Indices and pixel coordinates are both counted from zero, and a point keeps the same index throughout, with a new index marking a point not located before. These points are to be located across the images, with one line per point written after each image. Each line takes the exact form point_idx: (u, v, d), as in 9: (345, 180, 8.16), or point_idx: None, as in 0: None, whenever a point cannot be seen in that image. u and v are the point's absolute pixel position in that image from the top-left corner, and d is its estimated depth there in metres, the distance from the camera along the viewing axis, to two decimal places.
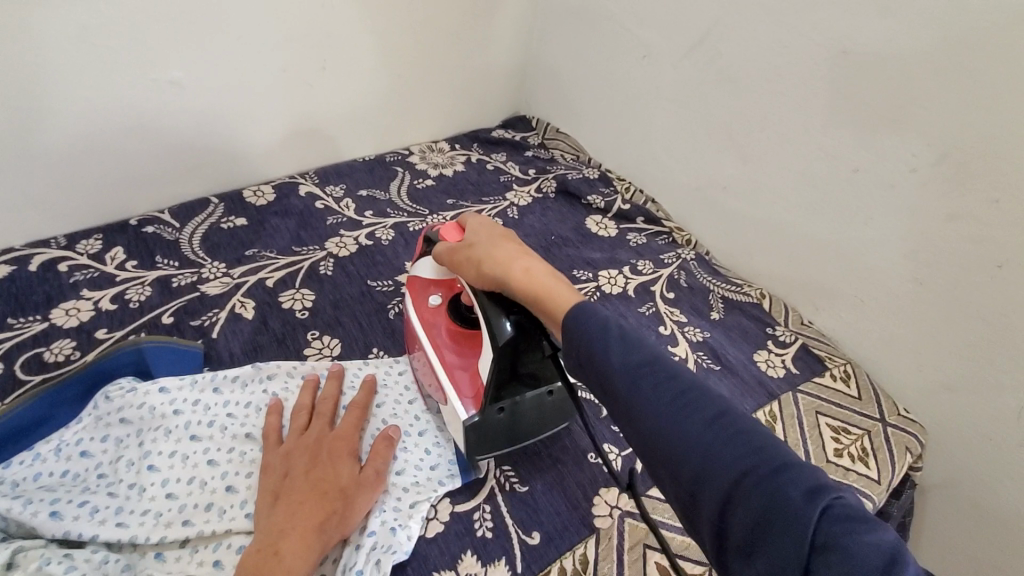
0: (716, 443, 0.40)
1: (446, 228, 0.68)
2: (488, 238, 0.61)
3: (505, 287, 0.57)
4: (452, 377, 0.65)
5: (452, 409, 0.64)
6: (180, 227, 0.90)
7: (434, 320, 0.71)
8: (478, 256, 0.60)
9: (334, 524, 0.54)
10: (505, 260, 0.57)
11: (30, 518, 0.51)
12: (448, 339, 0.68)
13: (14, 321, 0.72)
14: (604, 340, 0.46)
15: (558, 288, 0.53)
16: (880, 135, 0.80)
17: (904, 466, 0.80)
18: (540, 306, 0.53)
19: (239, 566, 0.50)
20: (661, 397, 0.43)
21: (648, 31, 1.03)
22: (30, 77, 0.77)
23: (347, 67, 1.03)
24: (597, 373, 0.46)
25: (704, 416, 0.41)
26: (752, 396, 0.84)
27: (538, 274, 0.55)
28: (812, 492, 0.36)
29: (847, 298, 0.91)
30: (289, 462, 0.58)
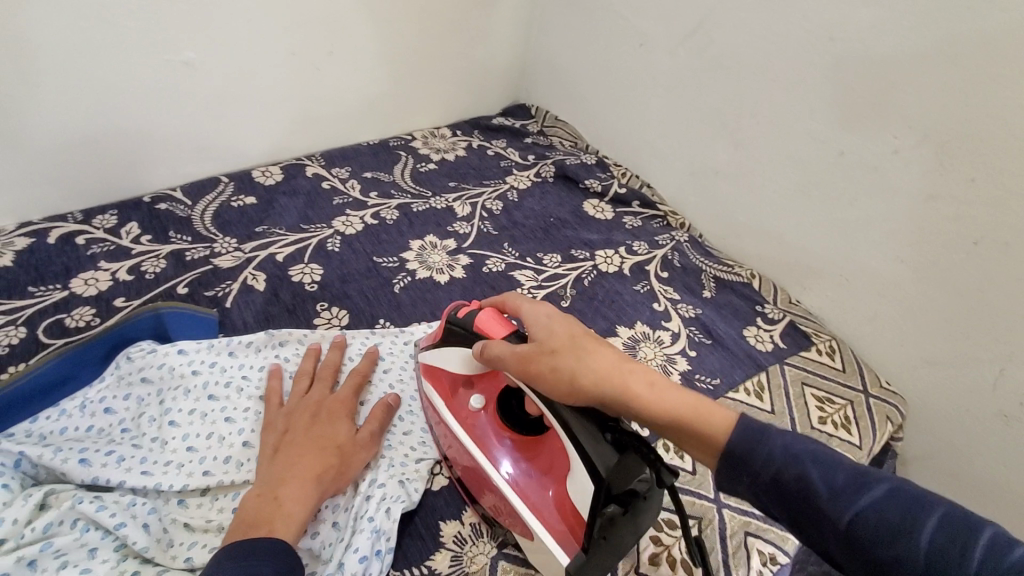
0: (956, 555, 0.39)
1: (484, 318, 0.62)
2: (574, 341, 0.56)
3: (619, 405, 0.54)
4: (536, 506, 0.56)
5: (543, 547, 0.56)
6: (192, 204, 0.93)
7: (485, 427, 0.63)
8: (571, 367, 0.54)
9: (331, 477, 0.58)
10: (612, 372, 0.54)
11: (60, 464, 0.54)
12: (511, 450, 0.61)
13: (34, 289, 0.75)
14: (803, 465, 0.46)
15: (696, 406, 0.53)
16: (864, 119, 0.84)
17: (883, 433, 0.85)
18: (683, 429, 0.52)
19: (240, 509, 0.54)
20: (874, 514, 0.42)
21: (644, 19, 1.06)
22: (49, 55, 0.80)
23: (353, 52, 1.06)
24: (798, 496, 0.45)
25: (929, 527, 0.41)
26: (741, 368, 0.88)
27: (660, 387, 0.54)
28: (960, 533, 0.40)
29: (833, 277, 0.95)
30: (291, 420, 0.62)
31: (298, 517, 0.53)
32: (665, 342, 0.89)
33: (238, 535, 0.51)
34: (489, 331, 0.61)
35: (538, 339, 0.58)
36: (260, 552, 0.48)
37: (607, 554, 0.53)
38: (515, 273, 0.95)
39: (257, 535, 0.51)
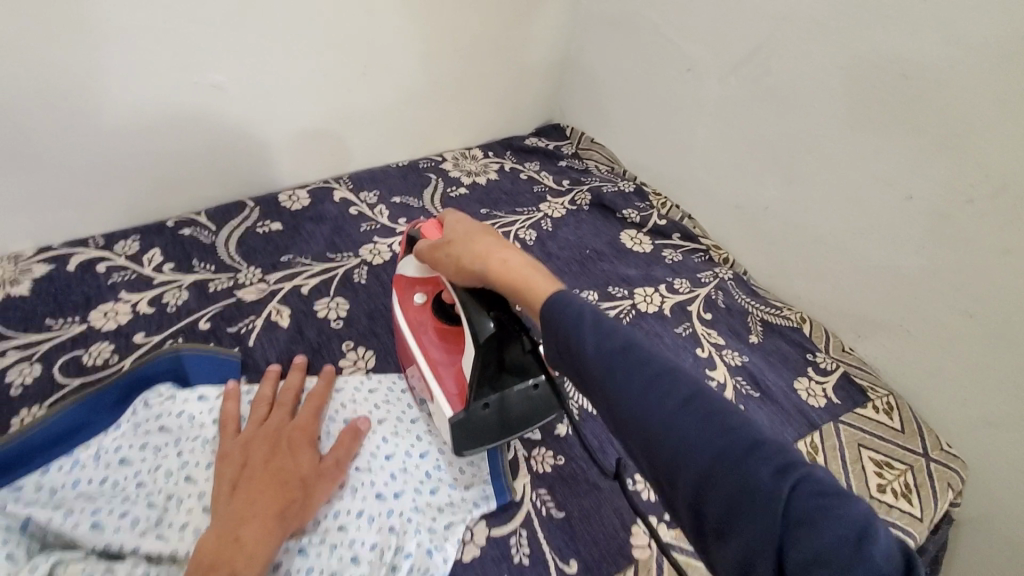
0: (687, 422, 0.39)
1: (425, 224, 0.67)
2: (462, 231, 0.60)
3: (482, 279, 0.57)
4: (438, 376, 0.64)
5: (438, 408, 0.63)
6: (217, 230, 0.89)
7: (419, 317, 0.69)
8: (452, 250, 0.59)
9: (294, 514, 0.54)
10: (479, 251, 0.57)
11: (70, 529, 0.51)
12: (432, 334, 0.68)
13: (52, 322, 0.72)
14: (630, 373, 0.42)
15: (533, 280, 0.52)
16: (936, 162, 0.77)
17: (946, 503, 0.78)
18: (520, 297, 0.52)
19: (195, 554, 0.48)
20: (635, 378, 0.41)
21: (693, 44, 1.01)
22: (75, 78, 0.77)
23: (385, 73, 1.02)
24: (576, 357, 0.44)
25: (676, 395, 0.40)
26: (792, 425, 0.82)
27: (516, 263, 0.54)
28: (779, 470, 0.35)
29: (893, 328, 0.88)
30: (248, 452, 0.58)
31: (260, 558, 0.49)
32: None
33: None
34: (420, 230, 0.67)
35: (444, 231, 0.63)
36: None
37: (485, 416, 0.60)
38: None
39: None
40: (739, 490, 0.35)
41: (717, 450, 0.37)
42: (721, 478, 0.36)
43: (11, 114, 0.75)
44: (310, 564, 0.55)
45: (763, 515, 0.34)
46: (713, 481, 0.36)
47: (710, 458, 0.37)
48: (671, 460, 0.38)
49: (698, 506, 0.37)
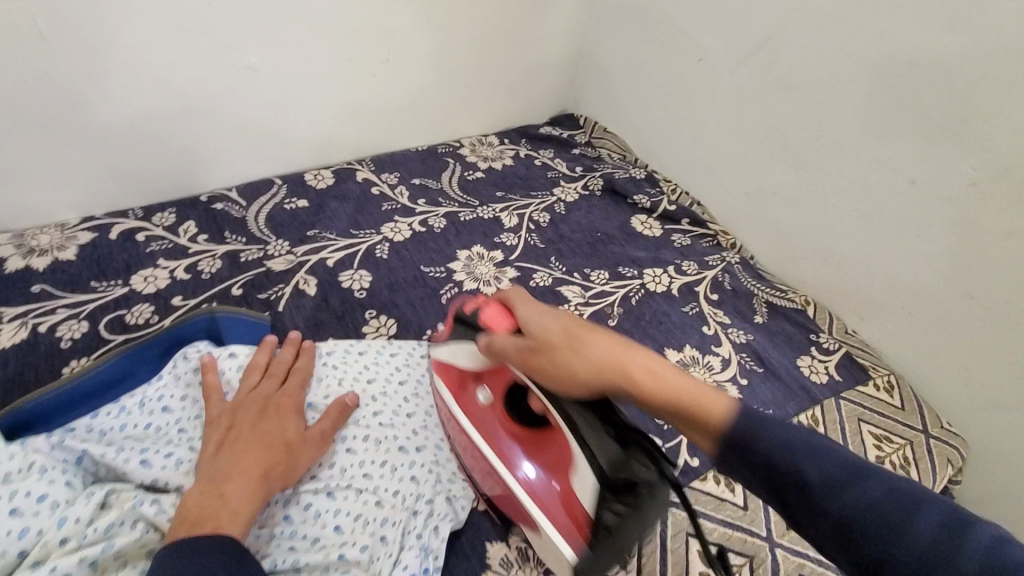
0: (851, 482, 0.41)
1: (491, 314, 0.59)
2: (568, 336, 0.54)
3: (621, 391, 0.52)
4: (540, 499, 0.58)
5: (551, 542, 0.57)
6: (247, 205, 0.94)
7: (491, 423, 0.64)
8: (566, 359, 0.53)
9: (278, 474, 0.55)
10: (610, 359, 0.52)
11: (122, 464, 0.56)
12: (514, 443, 0.62)
13: (96, 284, 0.77)
14: (786, 449, 0.43)
15: (695, 392, 0.49)
16: (939, 148, 0.80)
17: (944, 477, 0.81)
18: (683, 416, 0.49)
19: (181, 506, 0.50)
20: (823, 473, 0.42)
21: (705, 34, 1.04)
22: (118, 56, 0.82)
23: (408, 59, 1.06)
24: (762, 464, 0.44)
25: (868, 484, 0.40)
26: (794, 400, 0.85)
27: (661, 371, 0.51)
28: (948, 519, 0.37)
29: (895, 309, 0.91)
30: (237, 416, 0.59)
31: (245, 512, 0.50)
32: (715, 369, 0.87)
33: (177, 534, 0.47)
34: (488, 321, 0.59)
35: (535, 334, 0.55)
36: (204, 550, 0.45)
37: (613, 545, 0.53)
38: (563, 288, 0.94)
39: (200, 531, 0.47)
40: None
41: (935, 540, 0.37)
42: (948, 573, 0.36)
43: (62, 90, 0.80)
44: (336, 505, 0.59)
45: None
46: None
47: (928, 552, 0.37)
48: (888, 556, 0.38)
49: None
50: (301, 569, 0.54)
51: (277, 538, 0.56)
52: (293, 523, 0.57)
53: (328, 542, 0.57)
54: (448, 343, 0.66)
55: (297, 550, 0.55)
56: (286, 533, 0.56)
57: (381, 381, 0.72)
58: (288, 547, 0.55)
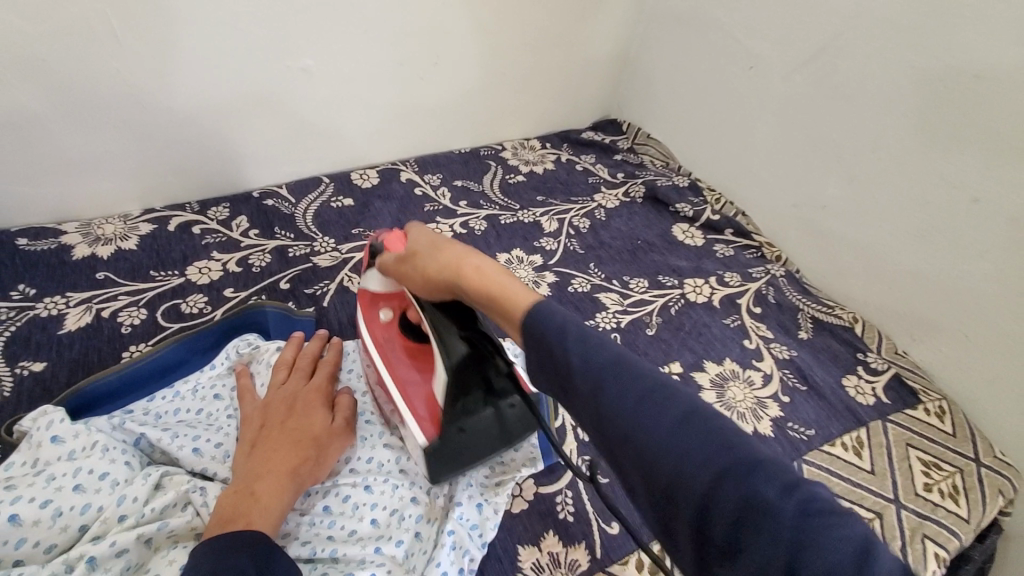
0: (679, 440, 0.34)
1: (390, 238, 0.62)
2: (431, 242, 0.55)
3: (458, 291, 0.50)
4: (408, 398, 0.60)
5: (410, 434, 0.59)
6: (296, 202, 0.97)
7: (388, 339, 0.65)
8: (424, 265, 0.54)
9: (308, 471, 0.56)
10: (449, 262, 0.51)
11: (176, 450, 0.57)
12: (403, 356, 0.64)
13: (155, 273, 0.81)
14: (605, 379, 0.37)
15: (507, 286, 0.45)
16: (1009, 166, 0.76)
17: (997, 509, 0.77)
18: (493, 310, 0.46)
19: (216, 507, 0.50)
20: (629, 408, 0.35)
21: (759, 42, 1.02)
22: (182, 54, 0.85)
23: (455, 62, 1.08)
24: (558, 370, 0.38)
25: (663, 413, 0.35)
26: (839, 420, 0.82)
27: (489, 270, 0.48)
28: (786, 487, 0.32)
29: (950, 331, 0.87)
30: (267, 413, 0.60)
31: (274, 511, 0.51)
32: (755, 384, 0.85)
33: (211, 533, 0.48)
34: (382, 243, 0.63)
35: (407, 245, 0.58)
36: (238, 545, 0.45)
37: (463, 442, 0.57)
38: (601, 295, 0.93)
39: (233, 528, 0.48)
40: (746, 516, 0.31)
41: (721, 471, 0.32)
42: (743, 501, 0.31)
43: (132, 84, 0.84)
44: (373, 499, 0.60)
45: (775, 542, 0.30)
46: (718, 513, 0.31)
47: (713, 497, 0.32)
48: (672, 485, 0.33)
49: (702, 536, 0.32)
50: (338, 559, 0.55)
51: (314, 526, 0.57)
52: (331, 513, 0.58)
53: (363, 535, 0.57)
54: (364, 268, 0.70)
55: (335, 540, 0.57)
56: (325, 523, 0.57)
57: None
58: (326, 537, 0.56)
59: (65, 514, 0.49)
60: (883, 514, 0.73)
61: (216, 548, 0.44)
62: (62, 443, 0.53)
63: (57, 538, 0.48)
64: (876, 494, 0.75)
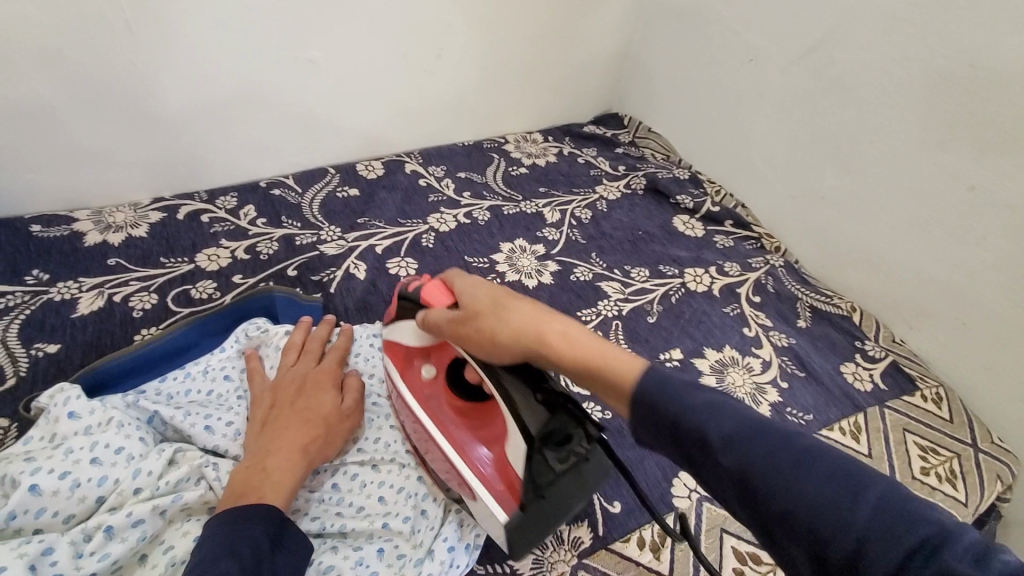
0: (848, 512, 0.35)
1: (430, 290, 0.60)
2: (494, 302, 0.54)
3: (540, 358, 0.51)
4: (475, 466, 0.57)
5: (484, 506, 0.55)
6: (302, 192, 0.99)
7: (435, 398, 0.63)
8: (493, 327, 0.53)
9: (319, 448, 0.57)
10: (530, 328, 0.52)
11: (188, 427, 0.59)
12: (453, 415, 0.61)
13: (166, 260, 0.82)
14: (751, 452, 0.39)
15: (606, 354, 0.48)
16: (1006, 155, 0.77)
17: (993, 493, 0.78)
18: (593, 380, 0.48)
19: (229, 480, 0.52)
20: (781, 480, 0.37)
21: (759, 35, 1.03)
22: (191, 45, 0.86)
23: (459, 55, 1.09)
24: (692, 438, 0.41)
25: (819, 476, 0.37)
26: (837, 405, 0.84)
27: (579, 339, 0.50)
28: (975, 555, 0.32)
29: (947, 319, 0.88)
30: (277, 393, 0.61)
31: (286, 485, 0.52)
32: (755, 370, 0.86)
33: (225, 505, 0.49)
34: (424, 296, 0.60)
35: (465, 304, 0.56)
36: (250, 517, 0.47)
37: (546, 510, 0.53)
38: (602, 283, 0.95)
39: (245, 501, 0.49)
40: None
41: (902, 542, 0.33)
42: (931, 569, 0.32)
43: (142, 75, 0.86)
44: (381, 478, 0.62)
45: None
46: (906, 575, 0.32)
47: (897, 560, 0.33)
48: (848, 559, 0.34)
49: None
50: (347, 534, 0.57)
51: (323, 502, 0.58)
52: (339, 491, 0.60)
53: (371, 511, 0.59)
54: (392, 323, 0.65)
55: (343, 516, 0.58)
56: (334, 499, 0.59)
57: None
58: (334, 512, 0.58)
59: (82, 485, 0.50)
60: None
61: (230, 523, 0.46)
62: (79, 418, 0.55)
63: (75, 508, 0.50)
64: None
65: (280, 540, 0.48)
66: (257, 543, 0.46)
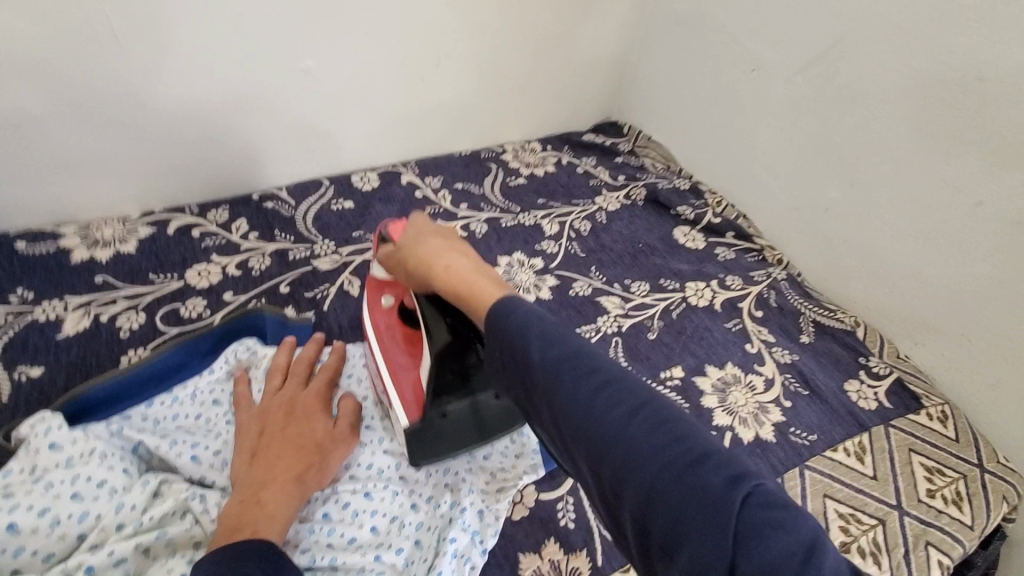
0: (633, 437, 0.37)
1: (388, 225, 0.65)
2: (415, 233, 0.58)
3: (431, 285, 0.54)
4: (397, 381, 0.64)
5: (395, 415, 0.63)
6: (296, 205, 0.97)
7: (386, 323, 0.69)
8: (406, 256, 0.57)
9: (313, 476, 0.55)
10: (428, 255, 0.54)
11: (174, 457, 0.57)
12: (398, 340, 0.67)
13: (154, 276, 0.80)
14: (560, 376, 0.40)
15: (475, 285, 0.49)
16: (1014, 170, 0.76)
17: (1000, 515, 0.76)
18: (460, 303, 0.50)
19: (222, 516, 0.50)
20: (585, 402, 0.39)
21: (761, 44, 1.02)
22: (181, 55, 0.85)
23: (456, 64, 1.07)
24: (517, 360, 0.42)
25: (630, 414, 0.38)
26: (841, 425, 0.82)
27: (461, 270, 0.51)
28: (731, 479, 0.35)
29: (953, 337, 0.87)
30: (265, 421, 0.59)
31: (281, 517, 0.50)
32: (757, 389, 0.84)
33: (218, 544, 0.47)
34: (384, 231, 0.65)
35: (398, 237, 0.60)
36: (245, 551, 0.45)
37: (445, 426, 0.62)
38: (602, 298, 0.93)
39: (241, 537, 0.47)
40: (688, 499, 0.34)
41: (668, 464, 0.36)
42: (686, 487, 0.35)
43: (131, 87, 0.84)
44: (373, 506, 0.59)
45: (715, 528, 0.33)
46: (663, 493, 0.35)
47: (659, 479, 0.35)
48: (620, 477, 0.36)
49: (647, 524, 0.35)
50: (338, 568, 0.54)
51: (314, 533, 0.56)
52: (331, 521, 0.57)
53: (364, 542, 0.57)
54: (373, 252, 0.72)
55: (334, 548, 0.56)
56: (324, 530, 0.57)
57: None
58: (325, 544, 0.56)
59: (63, 522, 0.49)
60: (886, 521, 0.72)
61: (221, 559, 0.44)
62: (59, 450, 0.53)
63: (55, 546, 0.48)
64: (880, 501, 0.74)
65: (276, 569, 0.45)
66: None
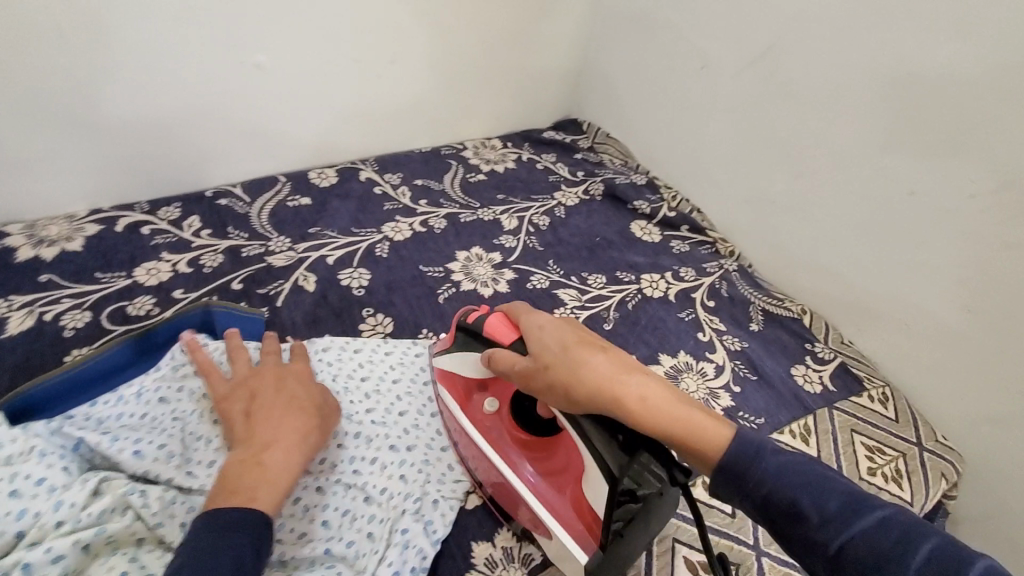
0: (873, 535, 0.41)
1: (497, 325, 0.61)
2: (566, 351, 0.55)
3: (614, 415, 0.53)
4: (549, 502, 0.60)
5: (560, 544, 0.59)
6: (250, 202, 0.96)
7: (497, 430, 0.65)
8: (564, 378, 0.54)
9: (315, 439, 0.57)
10: (604, 380, 0.53)
11: (117, 453, 0.56)
12: (518, 447, 0.64)
13: (100, 275, 0.79)
14: (794, 488, 0.44)
15: (694, 422, 0.51)
16: (942, 161, 0.81)
17: (937, 491, 0.81)
18: (680, 443, 0.50)
19: (222, 475, 0.50)
20: (816, 508, 0.43)
21: (709, 41, 1.05)
22: (129, 51, 0.83)
23: (413, 61, 1.08)
24: (751, 481, 0.46)
25: (839, 499, 0.43)
26: (787, 408, 0.85)
27: (653, 397, 0.52)
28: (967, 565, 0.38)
29: (892, 322, 0.91)
30: (255, 391, 0.59)
31: (282, 480, 0.51)
32: (708, 375, 0.87)
33: (219, 503, 0.48)
34: (491, 332, 0.61)
35: (535, 348, 0.56)
36: (244, 522, 0.47)
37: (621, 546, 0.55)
38: (559, 291, 0.95)
39: (238, 501, 0.48)
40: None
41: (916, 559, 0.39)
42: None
43: (77, 82, 0.82)
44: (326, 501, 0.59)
45: None
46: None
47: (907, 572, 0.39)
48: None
49: None
50: (286, 562, 0.55)
51: None
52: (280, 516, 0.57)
53: (314, 536, 0.57)
54: (449, 354, 0.68)
55: (283, 543, 0.56)
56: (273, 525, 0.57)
57: (375, 379, 0.72)
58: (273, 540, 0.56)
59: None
60: None
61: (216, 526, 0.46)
62: None
63: None
64: None
65: (263, 549, 0.47)
66: (242, 554, 0.45)
